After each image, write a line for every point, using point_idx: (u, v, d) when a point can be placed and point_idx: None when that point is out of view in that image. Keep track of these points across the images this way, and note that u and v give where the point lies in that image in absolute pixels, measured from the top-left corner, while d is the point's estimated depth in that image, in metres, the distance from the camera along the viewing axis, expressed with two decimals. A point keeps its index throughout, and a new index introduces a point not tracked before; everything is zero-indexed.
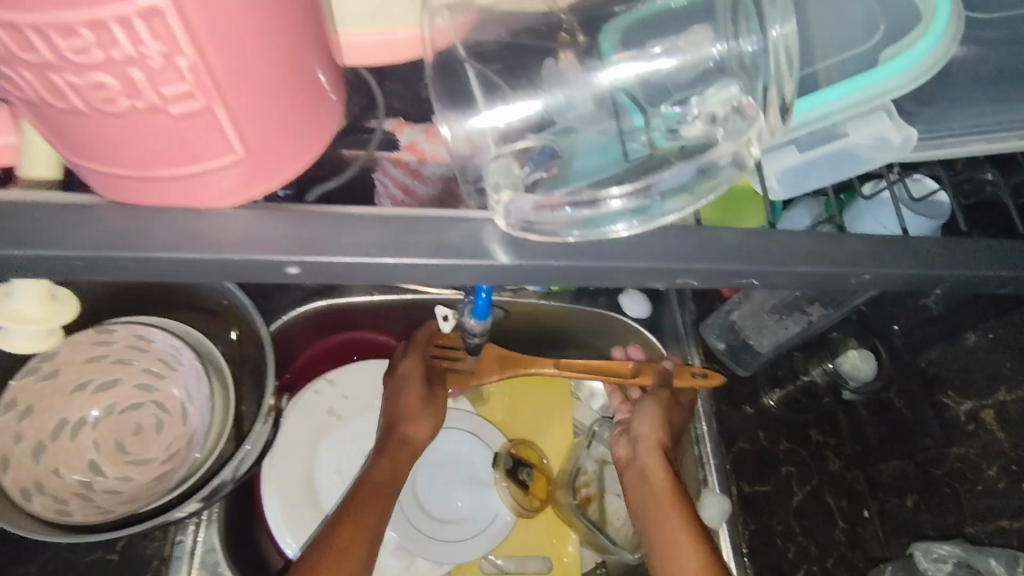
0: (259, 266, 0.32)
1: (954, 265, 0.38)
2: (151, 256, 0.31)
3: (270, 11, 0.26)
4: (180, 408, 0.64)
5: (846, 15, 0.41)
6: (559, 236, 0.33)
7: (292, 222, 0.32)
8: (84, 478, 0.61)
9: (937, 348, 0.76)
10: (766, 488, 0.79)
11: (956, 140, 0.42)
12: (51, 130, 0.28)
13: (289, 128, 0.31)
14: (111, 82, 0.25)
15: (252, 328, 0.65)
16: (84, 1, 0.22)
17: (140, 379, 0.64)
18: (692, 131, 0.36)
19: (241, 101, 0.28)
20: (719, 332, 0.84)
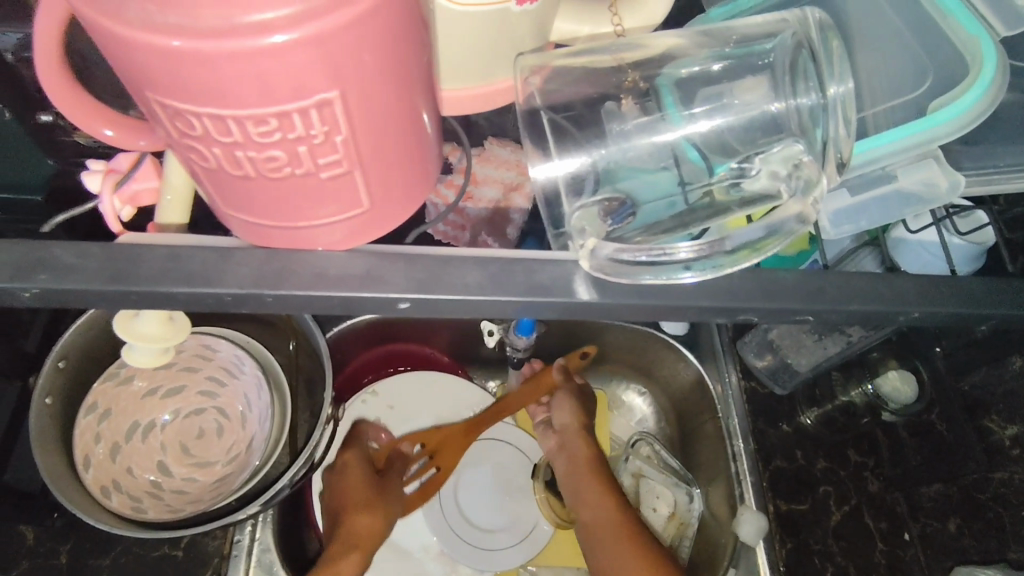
0: (351, 299, 0.35)
1: (999, 303, 0.40)
2: (253, 286, 0.34)
3: (407, 92, 0.30)
4: (240, 414, 0.68)
5: (896, 68, 0.44)
6: (631, 279, 0.36)
7: (387, 261, 0.35)
8: (155, 478, 0.65)
9: (980, 371, 0.75)
10: (802, 507, 0.79)
11: (1004, 176, 0.43)
12: (214, 189, 0.33)
13: (405, 183, 0.35)
14: (281, 155, 0.29)
15: (310, 343, 0.69)
16: (277, 98, 0.26)
17: (204, 386, 0.68)
18: (756, 184, 0.38)
19: (375, 165, 0.32)
20: (757, 350, 0.84)
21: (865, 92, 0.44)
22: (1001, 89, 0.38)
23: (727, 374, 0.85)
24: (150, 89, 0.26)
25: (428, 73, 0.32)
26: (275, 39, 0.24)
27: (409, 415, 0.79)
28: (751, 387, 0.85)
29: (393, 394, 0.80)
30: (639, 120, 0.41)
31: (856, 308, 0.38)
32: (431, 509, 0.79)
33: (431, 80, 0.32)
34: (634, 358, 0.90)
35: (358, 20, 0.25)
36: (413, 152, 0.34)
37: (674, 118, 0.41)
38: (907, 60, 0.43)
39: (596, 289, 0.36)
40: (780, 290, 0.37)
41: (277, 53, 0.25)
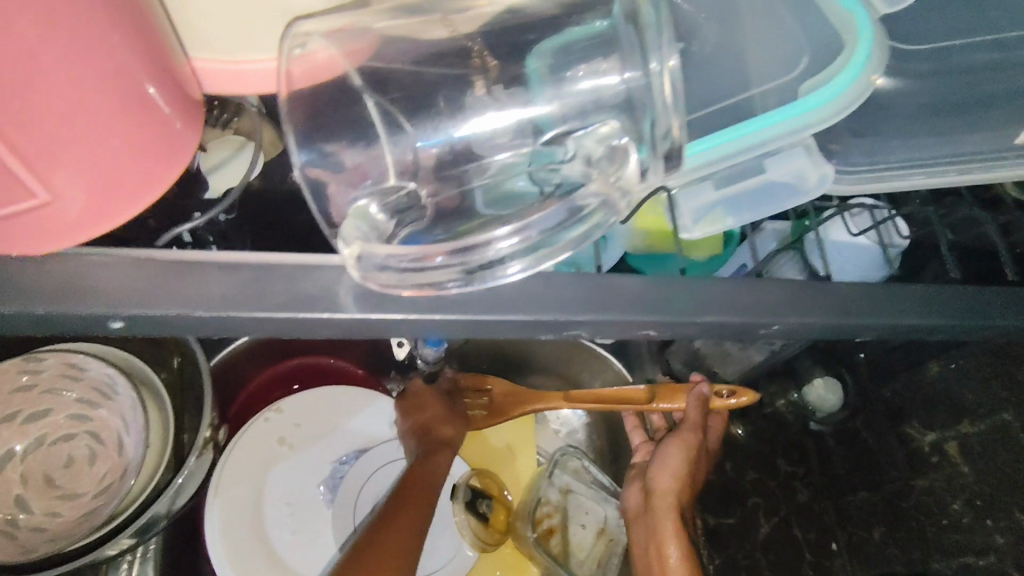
0: (139, 322, 0.33)
1: (872, 312, 0.39)
2: (50, 314, 0.32)
3: (52, 49, 0.25)
4: (117, 439, 0.61)
5: (775, 52, 0.40)
6: (441, 286, 0.33)
7: (183, 270, 0.33)
8: (8, 514, 0.58)
9: (900, 378, 0.74)
10: (732, 520, 0.77)
11: (895, 168, 0.42)
12: None
13: (114, 164, 0.30)
14: None
15: (192, 356, 0.63)
16: None
17: (74, 409, 0.61)
18: (570, 169, 0.36)
19: (34, 140, 0.27)
20: (684, 359, 0.81)
21: (754, 73, 0.40)
22: (878, 73, 0.37)
23: None
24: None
25: (144, 44, 0.29)
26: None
27: (319, 433, 0.73)
28: None
29: (297, 411, 0.73)
30: (494, 104, 0.38)
31: (709, 321, 0.36)
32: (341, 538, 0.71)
33: (124, 41, 0.28)
34: (562, 367, 0.86)
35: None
36: (144, 138, 0.31)
37: (534, 97, 0.38)
38: (787, 42, 0.40)
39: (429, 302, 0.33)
40: (627, 305, 0.36)
41: None
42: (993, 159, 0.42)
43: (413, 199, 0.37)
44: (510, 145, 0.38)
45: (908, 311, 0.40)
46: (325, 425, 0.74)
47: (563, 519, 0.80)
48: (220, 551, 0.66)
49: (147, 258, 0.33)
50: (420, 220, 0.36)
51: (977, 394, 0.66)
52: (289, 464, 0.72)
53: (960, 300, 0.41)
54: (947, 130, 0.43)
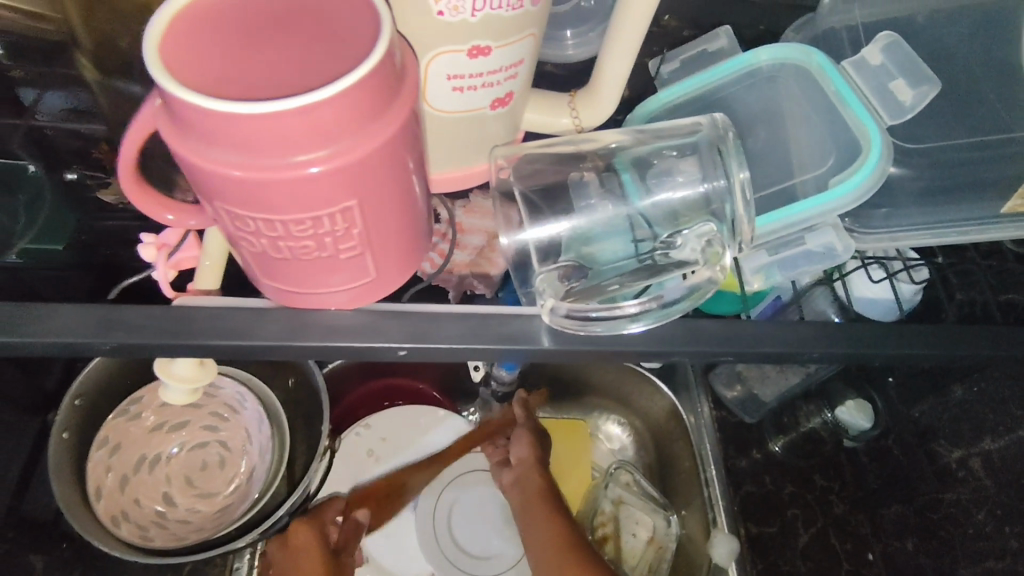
0: (371, 351, 0.40)
1: (899, 344, 0.47)
2: (289, 347, 0.39)
3: (414, 183, 0.34)
4: (242, 446, 0.72)
5: (810, 144, 0.48)
6: (591, 330, 0.41)
7: (390, 318, 0.40)
8: (160, 508, 0.69)
9: (927, 401, 0.82)
10: (772, 529, 0.85)
11: (907, 233, 0.50)
12: (254, 263, 0.36)
13: (414, 247, 0.38)
14: (309, 244, 0.33)
15: (307, 378, 0.74)
16: (310, 208, 0.30)
17: (208, 420, 0.72)
18: (680, 254, 0.44)
19: (386, 245, 0.35)
20: (727, 381, 0.91)
21: (799, 159, 0.48)
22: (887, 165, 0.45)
23: (700, 405, 0.91)
24: (209, 193, 0.30)
25: (421, 187, 0.35)
26: (307, 170, 0.28)
27: (403, 447, 0.83)
28: (723, 416, 0.90)
29: (385, 426, 0.84)
30: (601, 195, 0.47)
31: (764, 351, 0.44)
32: (425, 540, 0.82)
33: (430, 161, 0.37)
34: (613, 389, 0.96)
35: (376, 156, 0.30)
36: (404, 251, 0.37)
37: (630, 199, 0.46)
38: (820, 137, 0.48)
39: (561, 337, 0.41)
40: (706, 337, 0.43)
41: (317, 173, 0.29)
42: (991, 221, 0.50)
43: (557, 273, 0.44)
44: (619, 235, 0.46)
45: (925, 345, 0.48)
46: (408, 440, 0.84)
47: (616, 528, 0.89)
48: None
49: (370, 307, 0.40)
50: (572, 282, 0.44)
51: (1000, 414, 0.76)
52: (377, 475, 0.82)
53: (959, 337, 0.49)
54: (964, 200, 0.50)
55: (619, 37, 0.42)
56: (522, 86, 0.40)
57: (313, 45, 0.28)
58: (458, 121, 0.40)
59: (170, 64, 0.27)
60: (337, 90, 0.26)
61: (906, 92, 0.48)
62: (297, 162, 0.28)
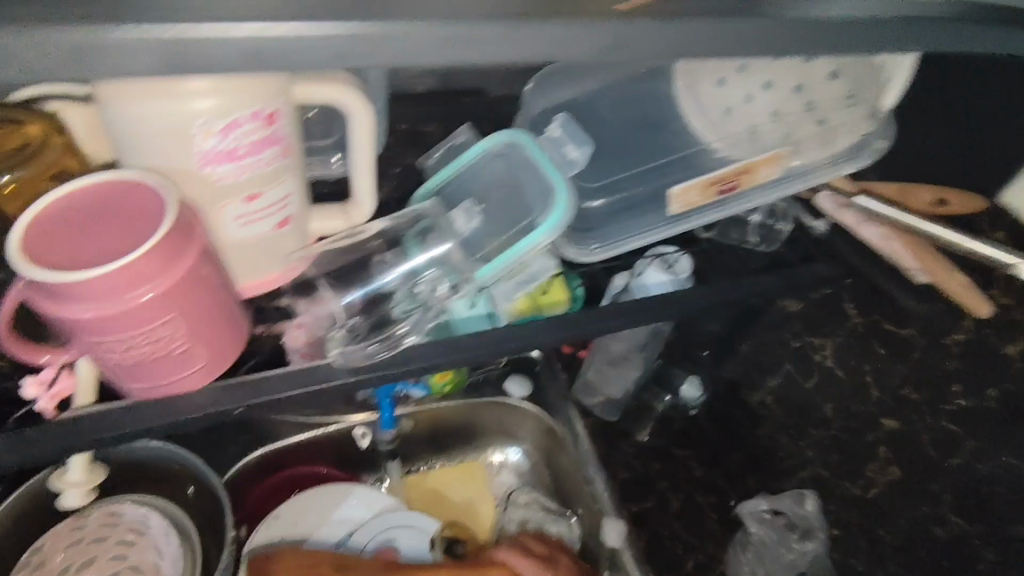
0: (220, 414, 0.50)
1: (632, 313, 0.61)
2: (154, 426, 0.49)
3: (224, 289, 0.46)
4: (153, 565, 0.76)
5: (530, 193, 0.61)
6: (373, 356, 0.56)
7: (234, 387, 0.51)
8: None
9: (728, 363, 1.01)
10: (649, 504, 0.98)
11: (621, 243, 0.64)
12: (113, 373, 0.46)
13: (240, 334, 0.50)
14: (153, 350, 0.44)
15: (205, 481, 0.79)
16: (146, 325, 0.42)
17: (115, 549, 0.76)
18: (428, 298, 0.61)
19: (214, 338, 0.47)
20: (585, 391, 1.07)
21: (524, 213, 0.62)
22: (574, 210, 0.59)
23: (568, 416, 1.05)
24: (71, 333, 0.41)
25: (230, 295, 0.48)
26: (139, 300, 0.40)
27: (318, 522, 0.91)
28: (595, 421, 1.06)
29: (296, 511, 0.91)
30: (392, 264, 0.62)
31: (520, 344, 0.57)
32: None
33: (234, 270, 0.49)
34: (497, 424, 1.09)
35: (190, 279, 0.42)
36: (228, 341, 0.48)
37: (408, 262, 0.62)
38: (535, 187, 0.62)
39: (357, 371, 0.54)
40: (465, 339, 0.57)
41: (148, 302, 0.41)
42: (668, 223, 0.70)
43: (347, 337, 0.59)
44: (398, 293, 0.62)
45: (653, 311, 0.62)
46: (322, 516, 0.91)
47: None
48: None
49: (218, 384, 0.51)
50: (363, 328, 0.60)
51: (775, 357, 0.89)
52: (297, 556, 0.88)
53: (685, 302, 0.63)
54: (641, 212, 0.69)
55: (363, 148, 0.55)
56: (297, 209, 0.51)
57: (131, 223, 0.41)
58: (260, 249, 0.51)
59: (32, 256, 0.40)
60: (147, 249, 0.39)
61: (572, 153, 0.65)
62: (132, 296, 0.40)
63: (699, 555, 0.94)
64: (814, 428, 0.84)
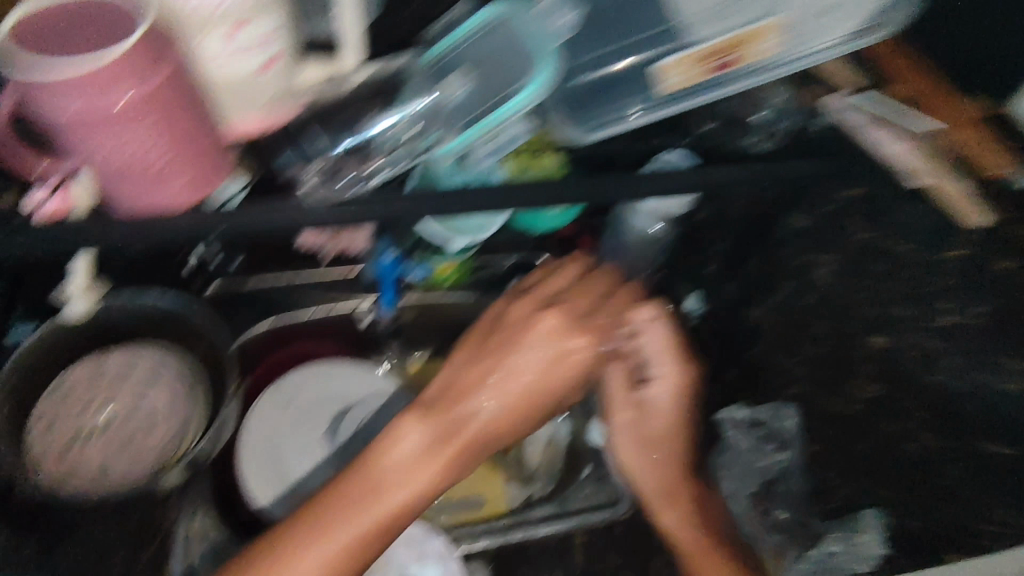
0: (183, 225, 0.57)
1: (591, 197, 0.65)
2: (135, 225, 0.56)
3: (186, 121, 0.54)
4: (163, 411, 0.84)
5: (504, 68, 0.72)
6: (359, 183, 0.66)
7: (209, 204, 0.58)
8: (98, 470, 0.79)
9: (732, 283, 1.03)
10: (638, 408, 1.02)
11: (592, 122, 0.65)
12: (103, 173, 0.53)
13: (190, 151, 0.56)
14: (119, 137, 0.51)
15: (213, 344, 0.85)
16: (112, 96, 0.48)
17: (132, 392, 0.84)
18: (407, 138, 0.71)
19: (167, 147, 0.54)
20: None
21: (498, 91, 0.71)
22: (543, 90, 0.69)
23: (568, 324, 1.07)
24: (78, 140, 0.51)
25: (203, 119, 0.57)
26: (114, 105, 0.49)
27: (308, 395, 0.99)
28: None
29: (295, 379, 0.99)
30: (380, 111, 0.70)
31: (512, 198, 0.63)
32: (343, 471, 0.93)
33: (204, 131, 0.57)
34: None
35: (163, 100, 0.51)
36: (205, 156, 0.59)
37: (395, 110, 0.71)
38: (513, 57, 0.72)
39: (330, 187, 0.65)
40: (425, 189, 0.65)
41: (124, 109, 0.49)
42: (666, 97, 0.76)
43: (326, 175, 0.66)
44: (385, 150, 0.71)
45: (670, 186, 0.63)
46: (315, 386, 1.00)
47: (514, 440, 1.04)
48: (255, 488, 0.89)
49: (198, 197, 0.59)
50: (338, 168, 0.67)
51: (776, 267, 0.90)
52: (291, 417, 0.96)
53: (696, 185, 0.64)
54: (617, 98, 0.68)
55: (352, 27, 0.65)
56: (280, 52, 0.61)
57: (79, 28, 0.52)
58: (231, 84, 0.60)
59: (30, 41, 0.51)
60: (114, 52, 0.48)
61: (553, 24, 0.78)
62: (112, 95, 0.48)
63: (682, 461, 0.98)
64: (806, 342, 0.85)
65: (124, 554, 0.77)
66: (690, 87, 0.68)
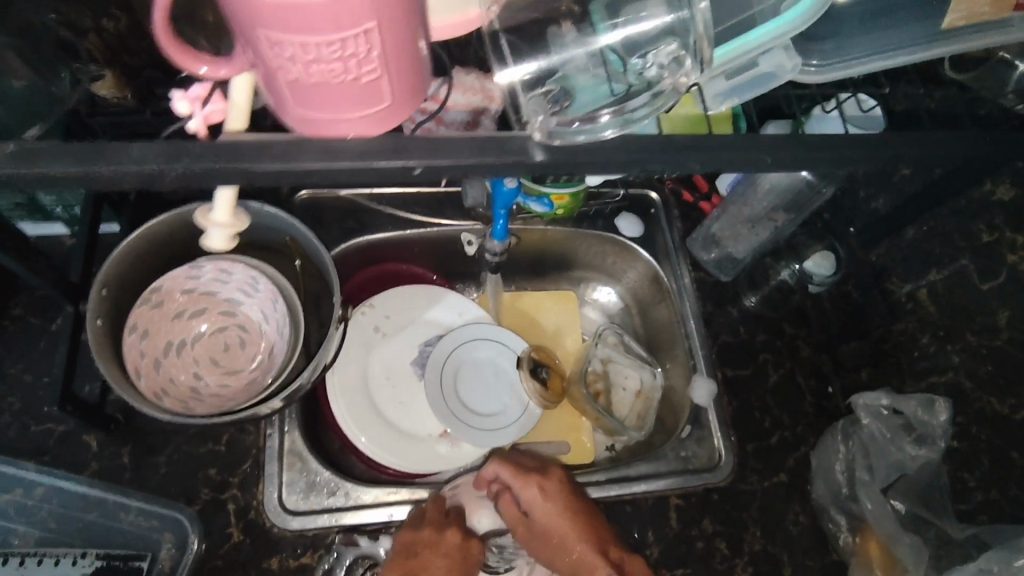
0: (384, 172, 0.37)
1: (873, 149, 0.45)
2: (288, 170, 0.36)
3: None
4: (258, 328, 0.78)
5: None
6: (571, 138, 0.39)
7: (407, 138, 0.38)
8: (193, 384, 0.75)
9: (883, 245, 0.90)
10: (746, 372, 0.94)
11: (857, 62, 0.49)
12: (280, 94, 0.33)
13: (418, 71, 0.34)
14: (335, 64, 0.31)
15: (313, 261, 0.79)
16: (340, 24, 0.29)
17: (224, 306, 0.78)
18: (646, 75, 0.43)
19: (384, 52, 0.31)
20: (703, 245, 0.99)
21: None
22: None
23: (680, 269, 0.98)
24: (254, 29, 0.29)
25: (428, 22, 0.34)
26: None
27: (402, 323, 0.94)
28: (704, 279, 0.98)
29: (387, 306, 0.94)
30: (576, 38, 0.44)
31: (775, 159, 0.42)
32: (435, 404, 0.90)
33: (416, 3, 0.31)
34: (605, 261, 1.03)
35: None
36: (420, 75, 0.35)
37: (597, 31, 0.44)
38: None
39: (552, 150, 0.39)
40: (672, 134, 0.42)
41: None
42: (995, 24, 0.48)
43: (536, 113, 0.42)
44: (585, 70, 0.44)
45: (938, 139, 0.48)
46: (408, 314, 0.94)
47: (607, 384, 0.98)
48: (344, 414, 0.87)
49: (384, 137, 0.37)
50: (557, 105, 0.42)
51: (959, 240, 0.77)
52: (383, 347, 0.92)
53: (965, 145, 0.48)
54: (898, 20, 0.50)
55: None
56: None
57: None
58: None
59: None
60: None
61: None
62: None
63: (786, 433, 0.91)
64: (973, 334, 0.79)
65: (216, 471, 0.77)
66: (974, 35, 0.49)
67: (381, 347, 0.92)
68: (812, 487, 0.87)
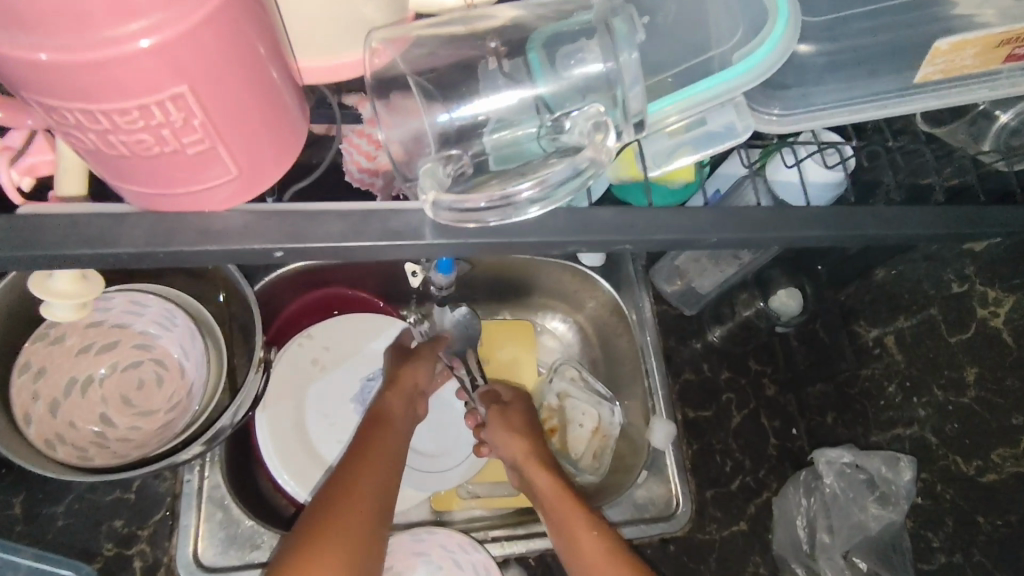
0: (251, 254, 0.36)
1: (827, 225, 0.41)
2: (124, 252, 0.34)
3: (217, 45, 0.28)
4: (178, 364, 0.71)
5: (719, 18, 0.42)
6: (475, 220, 0.36)
7: (265, 218, 0.36)
8: (98, 429, 0.68)
9: (853, 284, 0.86)
10: (707, 413, 0.89)
11: (828, 110, 0.45)
12: (98, 162, 0.32)
13: (267, 142, 0.33)
14: (147, 137, 0.29)
15: (238, 292, 0.71)
16: (136, 92, 0.27)
17: (139, 339, 0.70)
18: (571, 139, 0.39)
19: (216, 121, 0.30)
20: (667, 276, 0.93)
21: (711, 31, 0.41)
22: (793, 42, 0.40)
23: (642, 299, 0.92)
24: (37, 96, 0.27)
25: (288, 74, 0.34)
26: (140, 44, 0.26)
27: (344, 355, 0.87)
28: (666, 312, 0.94)
29: (327, 336, 0.87)
30: (506, 80, 0.40)
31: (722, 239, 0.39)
32: None
33: (252, 68, 0.30)
34: (565, 290, 0.97)
35: (211, 42, 0.27)
36: (275, 141, 0.34)
37: (537, 80, 0.40)
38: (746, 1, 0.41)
39: (447, 232, 0.37)
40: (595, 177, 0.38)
41: (137, 58, 0.26)
42: (970, 82, 0.44)
43: (446, 162, 0.39)
44: (517, 120, 0.40)
45: (917, 208, 0.43)
46: (350, 346, 0.87)
47: (563, 419, 0.92)
48: (272, 453, 0.80)
49: (245, 208, 0.36)
50: (462, 170, 0.39)
51: (932, 284, 0.73)
52: (323, 381, 0.86)
53: (950, 217, 0.43)
54: (882, 70, 0.45)
55: None
56: None
57: None
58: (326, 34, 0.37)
59: None
60: None
61: None
62: (118, 36, 0.25)
63: (748, 478, 0.86)
64: (940, 388, 0.73)
65: (123, 522, 0.70)
66: (957, 91, 0.45)
67: (318, 382, 0.85)
68: (774, 536, 0.82)
